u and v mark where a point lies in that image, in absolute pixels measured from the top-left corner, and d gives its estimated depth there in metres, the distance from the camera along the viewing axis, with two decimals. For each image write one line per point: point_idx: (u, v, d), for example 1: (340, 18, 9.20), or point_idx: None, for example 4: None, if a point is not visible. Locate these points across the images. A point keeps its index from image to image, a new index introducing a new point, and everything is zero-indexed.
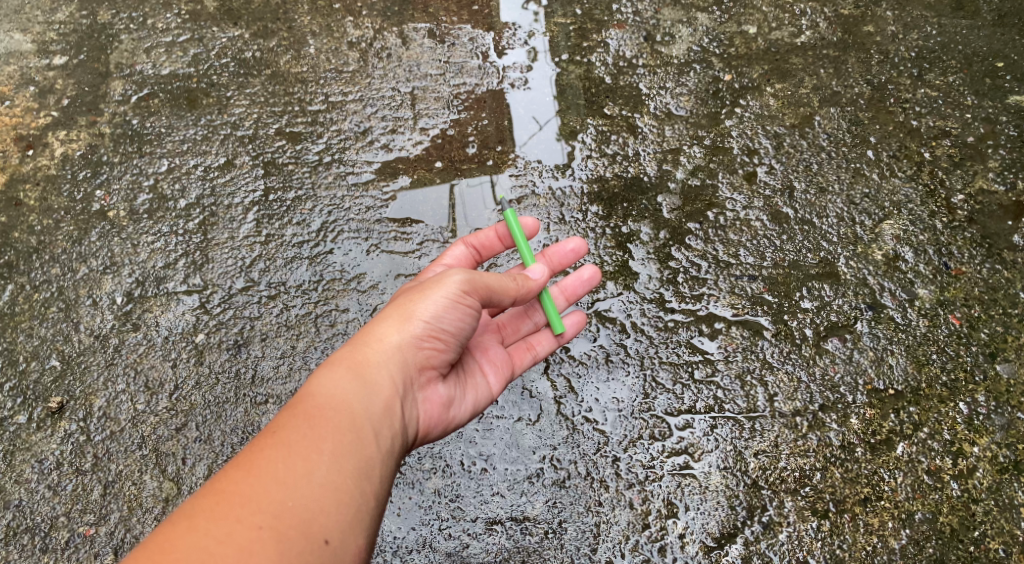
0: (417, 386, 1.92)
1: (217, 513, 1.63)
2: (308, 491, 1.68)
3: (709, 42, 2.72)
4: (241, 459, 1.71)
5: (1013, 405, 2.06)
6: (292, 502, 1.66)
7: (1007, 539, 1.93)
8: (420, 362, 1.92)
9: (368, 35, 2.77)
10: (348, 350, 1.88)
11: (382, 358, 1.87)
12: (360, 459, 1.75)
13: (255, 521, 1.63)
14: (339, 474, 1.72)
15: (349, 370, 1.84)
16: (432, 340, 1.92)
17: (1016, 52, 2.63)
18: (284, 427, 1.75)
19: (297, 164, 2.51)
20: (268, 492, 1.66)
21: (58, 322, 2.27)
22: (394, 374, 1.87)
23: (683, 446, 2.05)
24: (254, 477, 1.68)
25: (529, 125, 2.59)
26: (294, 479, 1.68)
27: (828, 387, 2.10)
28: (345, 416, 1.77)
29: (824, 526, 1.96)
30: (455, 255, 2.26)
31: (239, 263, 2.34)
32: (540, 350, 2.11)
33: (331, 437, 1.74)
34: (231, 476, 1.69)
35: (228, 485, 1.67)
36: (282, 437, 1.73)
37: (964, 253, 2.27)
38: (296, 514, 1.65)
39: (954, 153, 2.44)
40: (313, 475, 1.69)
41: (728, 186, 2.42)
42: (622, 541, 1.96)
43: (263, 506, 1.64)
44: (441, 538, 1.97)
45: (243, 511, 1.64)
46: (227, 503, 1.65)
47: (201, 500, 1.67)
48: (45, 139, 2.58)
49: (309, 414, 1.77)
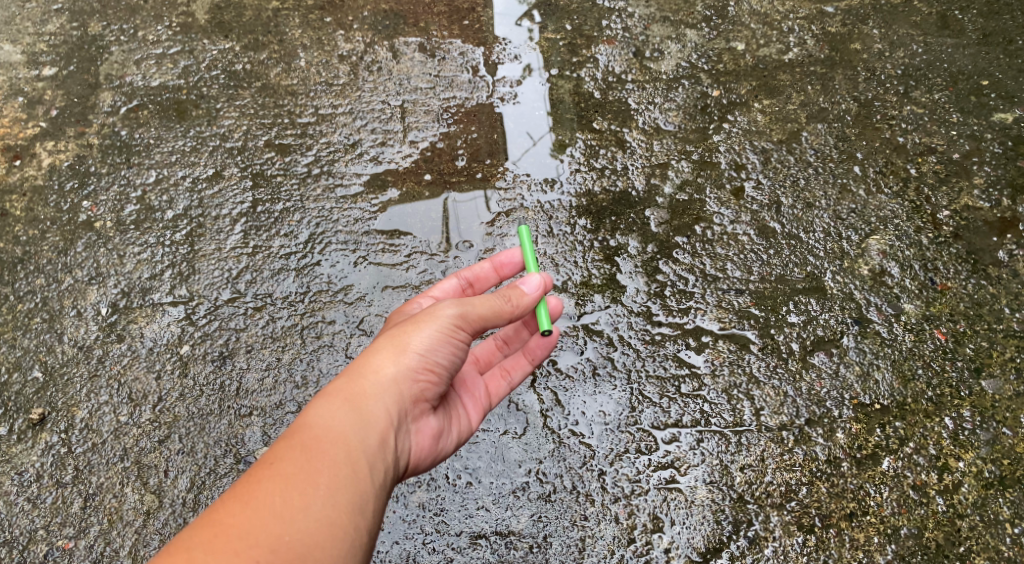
0: (411, 419, 1.88)
1: (213, 545, 1.61)
2: (305, 526, 1.65)
3: (697, 58, 2.74)
4: (238, 490, 1.69)
5: (998, 420, 2.06)
6: (288, 536, 1.63)
7: (992, 554, 1.92)
8: (413, 395, 1.88)
9: (358, 49, 2.78)
10: (344, 383, 1.83)
11: (378, 391, 1.83)
12: (355, 494, 1.72)
13: (251, 555, 1.60)
14: (334, 508, 1.69)
15: (346, 402, 1.80)
16: (425, 372, 1.89)
17: (1001, 70, 2.66)
18: (281, 459, 1.72)
19: (286, 176, 2.51)
20: (265, 525, 1.63)
21: (42, 333, 2.25)
22: (389, 407, 1.83)
23: (669, 460, 2.04)
24: (250, 508, 1.65)
25: (522, 141, 2.60)
26: (291, 513, 1.65)
27: (814, 402, 2.09)
28: (341, 449, 1.74)
29: (810, 541, 1.95)
30: (445, 287, 2.19)
31: (226, 275, 2.34)
32: (514, 377, 2.08)
33: (327, 471, 1.71)
34: (227, 506, 1.66)
35: (224, 515, 1.65)
36: (278, 469, 1.70)
37: (950, 269, 2.28)
38: (292, 549, 1.62)
39: (939, 170, 2.46)
40: (309, 509, 1.66)
41: (715, 200, 2.43)
42: (607, 556, 1.95)
43: (259, 539, 1.61)
44: (425, 553, 1.95)
45: (239, 544, 1.61)
46: (223, 535, 1.62)
47: (196, 531, 1.63)
48: (32, 150, 2.57)
49: (306, 446, 1.73)
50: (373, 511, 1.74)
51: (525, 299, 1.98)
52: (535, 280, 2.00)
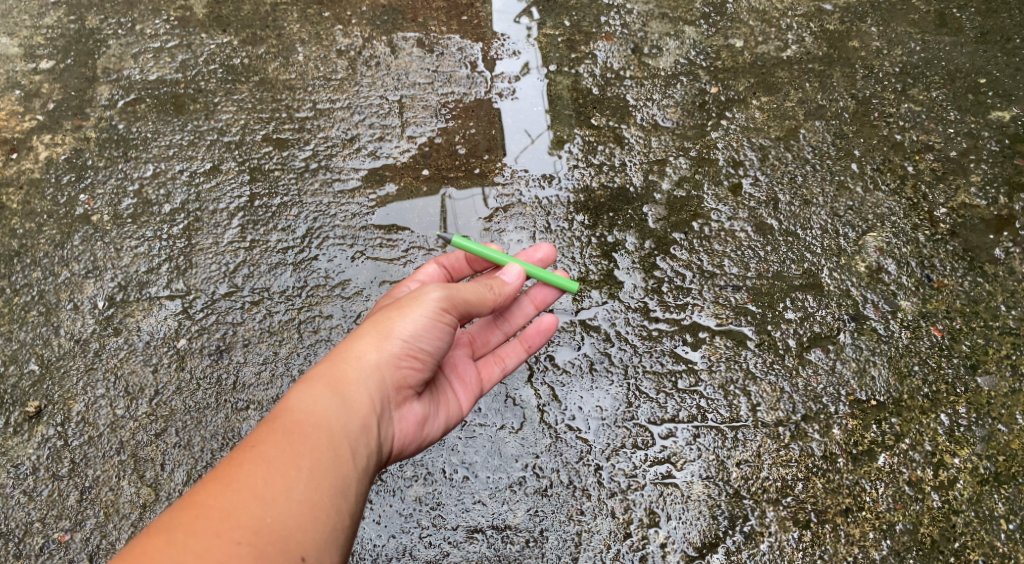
0: (394, 405, 1.89)
1: (195, 527, 1.61)
2: (287, 508, 1.65)
3: (696, 55, 2.75)
4: (220, 471, 1.69)
5: (994, 417, 2.06)
6: (271, 518, 1.64)
7: (986, 550, 1.92)
8: (396, 381, 1.88)
9: (357, 44, 2.78)
10: (326, 367, 1.83)
11: (361, 376, 1.83)
12: (338, 478, 1.73)
13: (234, 536, 1.60)
14: (316, 492, 1.69)
15: (328, 387, 1.80)
16: (409, 358, 1.88)
17: (999, 68, 2.66)
18: (263, 442, 1.72)
19: (284, 170, 2.51)
20: (248, 507, 1.63)
21: (38, 325, 2.25)
22: (371, 392, 1.83)
23: (665, 455, 2.04)
24: (232, 490, 1.65)
25: (521, 137, 2.60)
26: (274, 495, 1.65)
27: (810, 398, 2.10)
28: (323, 433, 1.75)
29: (805, 536, 1.95)
30: (428, 273, 2.22)
31: (223, 268, 2.33)
32: (509, 364, 2.08)
33: (310, 454, 1.72)
34: (209, 488, 1.66)
35: (206, 498, 1.64)
36: (261, 452, 1.70)
37: (946, 266, 2.29)
38: (274, 531, 1.63)
39: (937, 167, 2.46)
40: (291, 492, 1.67)
41: (713, 197, 2.43)
42: (603, 551, 1.95)
43: (241, 521, 1.62)
44: (421, 546, 1.95)
45: (221, 525, 1.61)
46: (206, 516, 1.62)
47: (178, 513, 1.64)
48: (29, 143, 2.56)
49: (288, 430, 1.73)
50: (354, 494, 1.75)
51: (507, 288, 2.00)
52: (515, 270, 2.02)
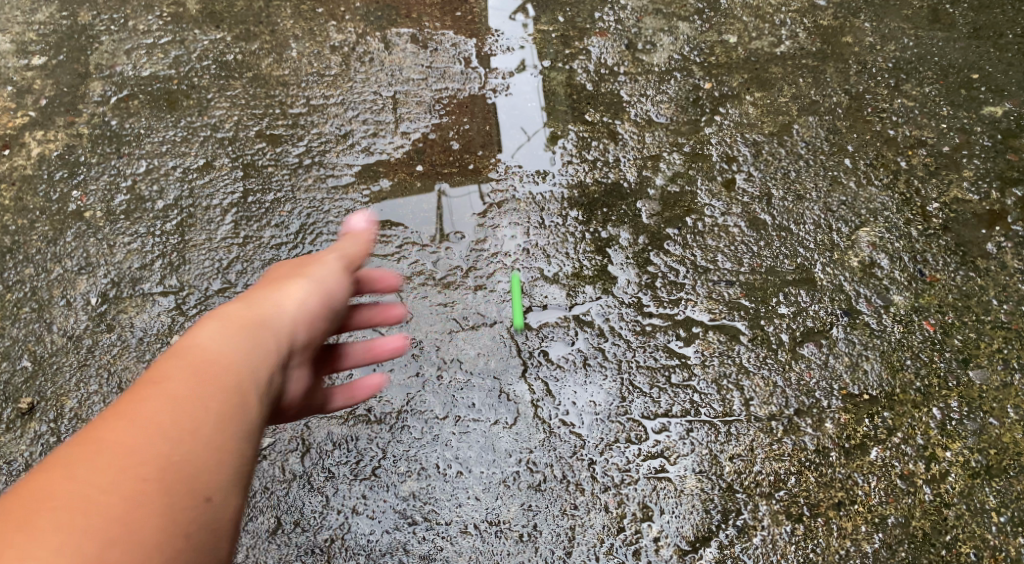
0: (306, 357, 1.72)
1: (89, 460, 1.36)
2: (193, 446, 1.41)
3: (689, 50, 2.76)
4: (117, 406, 1.44)
5: (985, 411, 2.06)
6: (177, 455, 1.39)
7: (978, 543, 1.91)
8: (312, 334, 1.73)
9: (350, 40, 2.81)
10: (239, 306, 1.66)
11: (280, 316, 1.66)
12: (257, 413, 1.52)
13: (139, 470, 1.36)
14: (228, 428, 1.46)
15: (244, 325, 1.61)
16: (327, 306, 1.76)
17: (991, 64, 2.69)
18: (162, 374, 1.48)
19: (277, 166, 2.52)
20: (151, 439, 1.39)
21: (31, 322, 2.24)
22: (291, 334, 1.67)
23: (659, 450, 2.03)
24: (133, 422, 1.40)
25: (516, 134, 2.60)
26: (181, 429, 1.42)
27: (803, 392, 2.09)
28: (231, 369, 1.53)
29: (798, 530, 1.93)
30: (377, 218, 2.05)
31: (216, 265, 2.33)
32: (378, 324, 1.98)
33: (227, 384, 1.50)
34: (104, 422, 1.41)
35: (102, 433, 1.39)
36: (160, 383, 1.47)
37: (938, 261, 2.30)
38: (179, 466, 1.39)
39: (929, 162, 2.48)
40: (202, 427, 1.43)
41: (707, 192, 2.44)
42: (596, 545, 1.92)
43: (140, 454, 1.38)
44: (415, 541, 1.93)
45: (120, 457, 1.37)
46: (106, 448, 1.37)
47: (73, 447, 1.38)
48: (21, 139, 2.57)
49: (197, 358, 1.51)
50: (240, 444, 1.46)
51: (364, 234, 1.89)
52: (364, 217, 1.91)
